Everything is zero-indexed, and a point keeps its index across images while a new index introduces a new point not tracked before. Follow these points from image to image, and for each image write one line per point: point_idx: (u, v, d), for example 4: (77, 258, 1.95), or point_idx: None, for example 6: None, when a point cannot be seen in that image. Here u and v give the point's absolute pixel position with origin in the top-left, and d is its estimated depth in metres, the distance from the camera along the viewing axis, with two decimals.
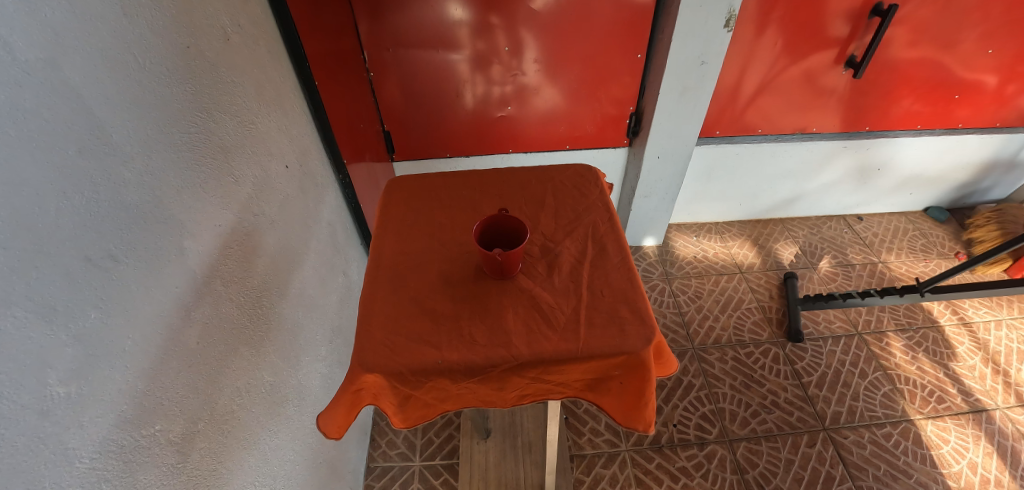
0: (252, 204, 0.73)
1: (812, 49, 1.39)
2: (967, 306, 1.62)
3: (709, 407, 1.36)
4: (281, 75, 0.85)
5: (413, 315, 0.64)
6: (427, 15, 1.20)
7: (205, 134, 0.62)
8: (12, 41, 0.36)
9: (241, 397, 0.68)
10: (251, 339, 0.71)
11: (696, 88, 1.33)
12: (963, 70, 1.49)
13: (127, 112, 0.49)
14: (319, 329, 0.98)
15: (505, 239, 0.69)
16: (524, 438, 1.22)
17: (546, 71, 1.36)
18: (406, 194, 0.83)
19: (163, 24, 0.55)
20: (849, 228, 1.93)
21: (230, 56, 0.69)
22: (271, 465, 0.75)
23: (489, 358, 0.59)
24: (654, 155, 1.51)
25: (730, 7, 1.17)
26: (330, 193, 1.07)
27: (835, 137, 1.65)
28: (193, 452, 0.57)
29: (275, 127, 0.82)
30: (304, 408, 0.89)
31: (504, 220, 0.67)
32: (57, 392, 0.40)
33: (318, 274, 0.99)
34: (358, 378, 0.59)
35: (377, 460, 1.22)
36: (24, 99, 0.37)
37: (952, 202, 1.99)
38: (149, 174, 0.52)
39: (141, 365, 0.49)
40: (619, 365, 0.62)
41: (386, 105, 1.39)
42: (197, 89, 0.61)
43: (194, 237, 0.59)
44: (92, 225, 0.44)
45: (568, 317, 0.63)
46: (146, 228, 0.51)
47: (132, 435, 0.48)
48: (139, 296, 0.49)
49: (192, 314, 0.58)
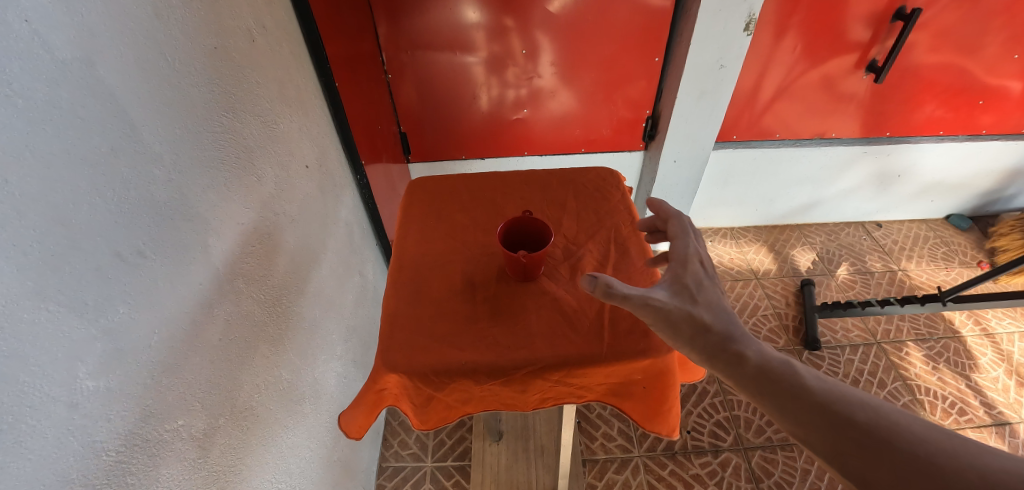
0: (273, 203, 0.74)
1: (832, 54, 1.37)
2: (990, 317, 1.58)
3: (724, 414, 1.34)
4: (303, 75, 0.86)
5: (435, 317, 0.64)
6: (444, 18, 1.21)
7: (230, 134, 0.63)
8: (49, 38, 0.37)
9: (260, 394, 0.68)
10: (271, 336, 0.72)
11: (713, 92, 1.32)
12: (987, 75, 1.46)
13: (157, 112, 0.49)
14: (335, 328, 0.98)
15: (530, 240, 0.69)
16: (536, 441, 1.21)
17: (562, 74, 1.36)
18: (428, 195, 0.84)
19: (194, 27, 0.56)
20: (868, 235, 1.90)
21: (255, 56, 0.70)
22: (287, 462, 0.76)
23: (513, 360, 0.59)
24: (670, 159, 1.50)
25: (751, 11, 1.16)
26: (348, 193, 1.08)
27: (854, 142, 1.63)
28: (213, 447, 0.57)
29: (296, 127, 0.83)
30: (320, 408, 0.89)
31: (529, 223, 0.67)
32: (87, 385, 0.41)
33: (335, 274, 0.99)
34: (381, 377, 0.60)
35: (389, 460, 1.22)
36: (60, 98, 0.38)
37: (974, 210, 1.94)
38: (177, 173, 0.52)
39: (164, 360, 0.50)
40: (642, 371, 0.61)
41: (403, 107, 1.39)
42: (223, 88, 0.62)
43: (218, 235, 0.60)
44: (124, 222, 0.45)
45: (592, 321, 0.62)
46: (173, 225, 0.51)
47: (156, 430, 0.49)
48: (165, 292, 0.50)
49: (214, 311, 0.58)
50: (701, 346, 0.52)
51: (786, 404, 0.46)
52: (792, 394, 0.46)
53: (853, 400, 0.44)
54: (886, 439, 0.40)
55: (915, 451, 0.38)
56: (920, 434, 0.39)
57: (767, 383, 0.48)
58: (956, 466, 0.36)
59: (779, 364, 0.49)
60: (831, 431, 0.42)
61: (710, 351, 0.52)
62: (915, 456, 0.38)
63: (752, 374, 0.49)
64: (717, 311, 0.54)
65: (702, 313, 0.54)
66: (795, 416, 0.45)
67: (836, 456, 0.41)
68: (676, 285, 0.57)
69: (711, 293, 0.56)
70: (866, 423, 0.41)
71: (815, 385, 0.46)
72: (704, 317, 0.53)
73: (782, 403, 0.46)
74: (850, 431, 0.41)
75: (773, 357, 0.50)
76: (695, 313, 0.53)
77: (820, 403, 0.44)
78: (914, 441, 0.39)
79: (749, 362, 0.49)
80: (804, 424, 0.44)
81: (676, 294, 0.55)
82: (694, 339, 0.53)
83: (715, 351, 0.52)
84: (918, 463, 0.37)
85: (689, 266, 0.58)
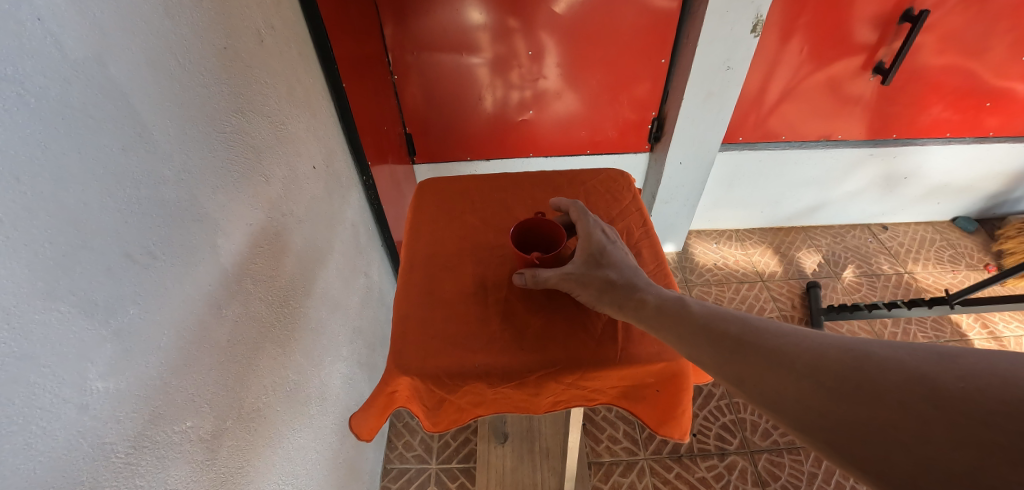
0: (281, 204, 0.74)
1: (839, 56, 1.37)
2: (998, 320, 1.57)
3: (730, 417, 1.33)
4: (310, 76, 0.86)
5: (447, 319, 0.63)
6: (451, 19, 1.21)
7: (239, 134, 0.63)
8: (62, 38, 0.37)
9: (267, 395, 0.68)
10: (278, 338, 0.72)
11: (720, 93, 1.31)
12: (994, 78, 1.45)
13: (167, 112, 0.49)
14: (341, 329, 0.98)
15: (544, 239, 0.70)
16: (541, 444, 1.21)
17: (568, 75, 1.36)
18: (438, 196, 0.83)
19: (204, 26, 0.56)
20: (874, 237, 1.89)
21: (264, 57, 0.70)
22: (293, 464, 0.76)
23: (526, 363, 0.59)
24: (676, 161, 1.49)
25: (758, 12, 1.16)
26: (354, 194, 1.08)
27: (860, 144, 1.62)
28: (221, 448, 0.57)
29: (304, 127, 0.83)
30: (326, 409, 0.89)
31: (544, 225, 0.68)
32: (97, 386, 0.40)
33: (341, 275, 0.99)
34: (393, 380, 0.60)
35: (394, 462, 1.22)
36: (72, 97, 0.38)
37: (981, 212, 1.94)
38: (186, 173, 0.52)
39: (173, 362, 0.49)
40: (655, 374, 0.61)
41: (409, 108, 1.39)
42: (231, 88, 0.61)
43: (226, 235, 0.60)
44: (134, 222, 0.44)
45: (605, 324, 0.62)
46: (182, 225, 0.51)
47: (165, 432, 0.48)
48: (175, 292, 0.50)
49: (222, 312, 0.58)
50: (609, 299, 0.59)
51: (676, 331, 0.52)
52: (682, 321, 0.53)
53: (732, 318, 0.51)
54: (752, 341, 0.47)
55: (774, 348, 0.45)
56: (781, 335, 0.46)
57: (660, 316, 0.54)
58: (800, 350, 0.43)
59: (672, 300, 0.55)
60: (713, 346, 0.49)
61: (617, 302, 0.58)
62: (775, 351, 0.44)
63: (650, 313, 0.55)
64: (620, 269, 0.61)
65: (608, 272, 0.60)
66: (686, 339, 0.52)
67: (719, 366, 0.48)
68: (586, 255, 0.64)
69: (615, 254, 0.63)
70: (737, 334, 0.48)
71: (699, 311, 0.53)
72: (610, 276, 0.60)
73: (672, 331, 0.53)
74: (725, 343, 0.48)
75: (668, 295, 0.56)
76: (601, 273, 0.60)
77: (703, 326, 0.51)
78: (775, 342, 0.45)
79: (648, 303, 0.56)
80: (692, 344, 0.51)
81: (585, 263, 0.62)
82: (604, 294, 0.59)
83: (621, 301, 0.58)
84: (775, 356, 0.44)
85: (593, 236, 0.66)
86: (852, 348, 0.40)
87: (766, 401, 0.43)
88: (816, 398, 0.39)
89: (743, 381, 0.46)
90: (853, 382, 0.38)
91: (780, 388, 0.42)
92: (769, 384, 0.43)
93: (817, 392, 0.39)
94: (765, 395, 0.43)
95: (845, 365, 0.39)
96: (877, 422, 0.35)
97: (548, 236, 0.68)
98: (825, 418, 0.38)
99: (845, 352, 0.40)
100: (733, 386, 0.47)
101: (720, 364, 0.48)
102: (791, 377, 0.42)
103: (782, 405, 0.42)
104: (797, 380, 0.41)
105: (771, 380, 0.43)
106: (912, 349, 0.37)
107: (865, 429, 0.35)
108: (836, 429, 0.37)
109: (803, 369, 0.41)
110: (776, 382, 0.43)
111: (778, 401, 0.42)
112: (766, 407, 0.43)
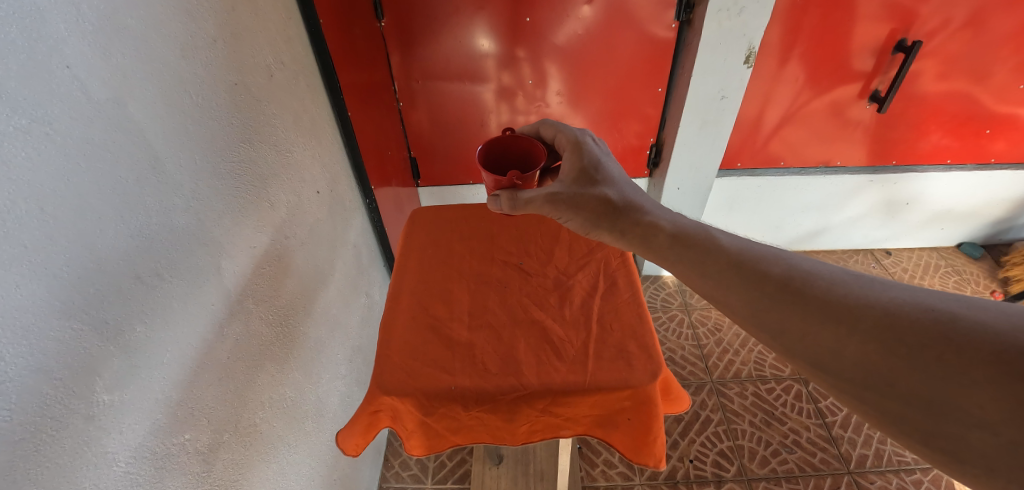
0: (285, 227, 0.78)
1: (835, 83, 1.39)
2: None
3: (727, 444, 1.32)
4: (316, 107, 0.91)
5: (428, 344, 0.66)
6: (455, 49, 1.27)
7: (246, 163, 0.67)
8: (88, 82, 0.41)
9: (264, 411, 0.71)
10: (278, 356, 0.75)
11: (715, 121, 1.34)
12: (995, 104, 1.46)
13: (180, 145, 0.53)
14: (341, 349, 1.01)
15: (516, 157, 0.76)
16: (535, 466, 1.20)
17: (568, 102, 1.40)
18: (429, 224, 0.87)
19: (216, 65, 0.60)
20: (877, 263, 1.89)
21: (272, 89, 0.75)
22: (287, 478, 0.78)
23: (501, 387, 0.61)
24: (674, 187, 1.52)
25: (750, 44, 1.20)
26: (357, 216, 1.12)
27: (860, 170, 1.63)
28: (216, 461, 0.60)
29: (309, 155, 0.87)
30: (323, 426, 0.91)
31: (516, 143, 0.74)
32: (102, 398, 0.43)
33: (342, 295, 1.02)
34: (375, 400, 0.62)
35: (389, 480, 1.25)
36: (94, 135, 0.42)
37: (987, 238, 1.92)
38: (196, 202, 0.56)
39: (175, 377, 0.52)
40: (625, 400, 0.63)
41: (413, 132, 1.45)
42: (241, 120, 0.66)
43: (231, 259, 0.63)
44: (143, 245, 0.48)
45: (577, 351, 0.65)
46: (188, 250, 0.55)
47: (165, 443, 0.51)
48: (178, 311, 0.53)
49: (225, 330, 0.62)
50: (607, 222, 0.62)
51: (700, 265, 0.52)
52: (709, 258, 0.52)
53: (773, 259, 0.49)
54: (798, 287, 0.45)
55: (831, 298, 0.43)
56: (837, 283, 0.44)
57: (676, 247, 0.55)
58: (867, 305, 0.40)
59: (686, 228, 0.57)
60: (754, 289, 0.47)
61: (620, 227, 0.61)
62: (832, 303, 0.42)
63: (666, 238, 0.57)
64: (615, 187, 0.64)
65: (605, 191, 0.63)
66: (716, 278, 0.51)
67: (754, 313, 0.47)
68: (576, 176, 0.66)
69: (607, 172, 0.66)
70: (782, 278, 0.46)
71: (731, 248, 0.52)
72: (608, 195, 0.62)
73: (692, 263, 0.53)
74: (767, 287, 0.46)
75: (683, 224, 0.58)
76: (597, 193, 0.63)
77: (749, 266, 0.49)
78: (832, 292, 0.43)
79: (662, 230, 0.57)
80: (726, 286, 0.49)
81: (577, 183, 0.65)
82: (609, 217, 0.62)
83: (629, 226, 0.60)
84: (832, 307, 0.42)
85: (582, 155, 0.68)
86: (933, 310, 0.38)
87: (814, 360, 0.42)
88: (884, 364, 0.38)
89: (782, 332, 0.44)
90: (935, 352, 0.35)
91: (834, 347, 0.40)
92: (818, 337, 0.42)
93: (887, 359, 0.38)
94: (811, 353, 0.42)
95: (923, 328, 0.37)
96: (959, 402, 0.33)
97: (526, 153, 0.74)
98: (894, 389, 0.37)
99: (926, 313, 0.37)
100: (768, 337, 0.46)
101: (758, 312, 0.46)
102: (851, 337, 0.40)
103: (835, 366, 0.40)
104: (860, 342, 0.39)
105: (825, 336, 0.41)
106: (1005, 317, 0.35)
107: (942, 407, 0.34)
108: (904, 401, 0.36)
109: (868, 329, 0.39)
110: (829, 340, 0.41)
111: (829, 362, 0.41)
112: (811, 364, 0.42)
